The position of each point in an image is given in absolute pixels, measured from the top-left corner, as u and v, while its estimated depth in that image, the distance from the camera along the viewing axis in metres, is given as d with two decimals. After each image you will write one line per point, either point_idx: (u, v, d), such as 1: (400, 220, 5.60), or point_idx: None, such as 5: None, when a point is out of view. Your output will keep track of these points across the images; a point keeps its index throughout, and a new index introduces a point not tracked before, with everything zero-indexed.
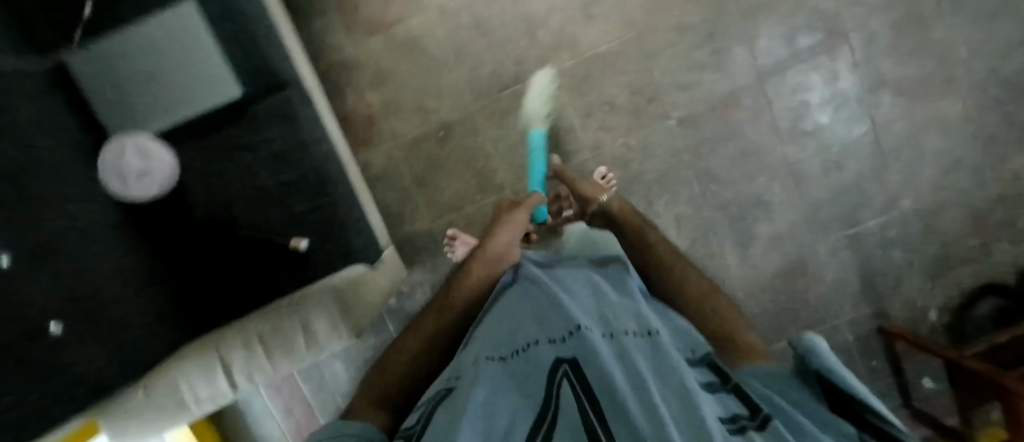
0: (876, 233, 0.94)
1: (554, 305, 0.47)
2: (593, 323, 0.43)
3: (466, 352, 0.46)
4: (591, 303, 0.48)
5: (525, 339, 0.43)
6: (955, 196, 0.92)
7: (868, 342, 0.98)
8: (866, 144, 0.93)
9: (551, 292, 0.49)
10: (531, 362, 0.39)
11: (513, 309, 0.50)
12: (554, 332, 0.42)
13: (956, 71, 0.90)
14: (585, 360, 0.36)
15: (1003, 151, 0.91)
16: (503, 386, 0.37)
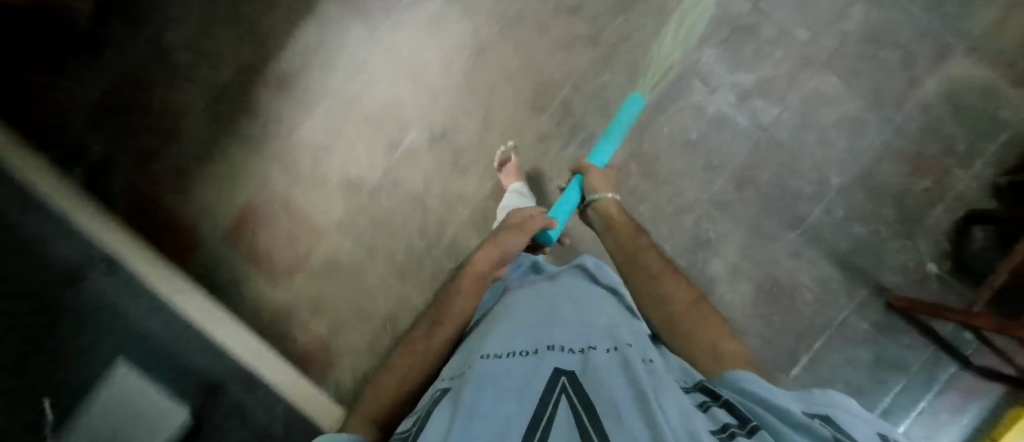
0: (826, 219, 0.91)
1: (562, 317, 0.48)
2: (597, 334, 0.44)
3: (462, 356, 0.47)
4: (594, 311, 0.49)
5: (523, 343, 0.43)
6: (878, 153, 0.89)
7: (890, 321, 0.90)
8: (766, 148, 0.91)
9: (551, 307, 0.50)
10: (529, 364, 0.39)
11: (513, 312, 0.50)
12: (557, 340, 0.43)
13: (806, 50, 0.90)
14: (587, 374, 0.36)
15: (899, 92, 0.88)
16: (501, 384, 0.37)
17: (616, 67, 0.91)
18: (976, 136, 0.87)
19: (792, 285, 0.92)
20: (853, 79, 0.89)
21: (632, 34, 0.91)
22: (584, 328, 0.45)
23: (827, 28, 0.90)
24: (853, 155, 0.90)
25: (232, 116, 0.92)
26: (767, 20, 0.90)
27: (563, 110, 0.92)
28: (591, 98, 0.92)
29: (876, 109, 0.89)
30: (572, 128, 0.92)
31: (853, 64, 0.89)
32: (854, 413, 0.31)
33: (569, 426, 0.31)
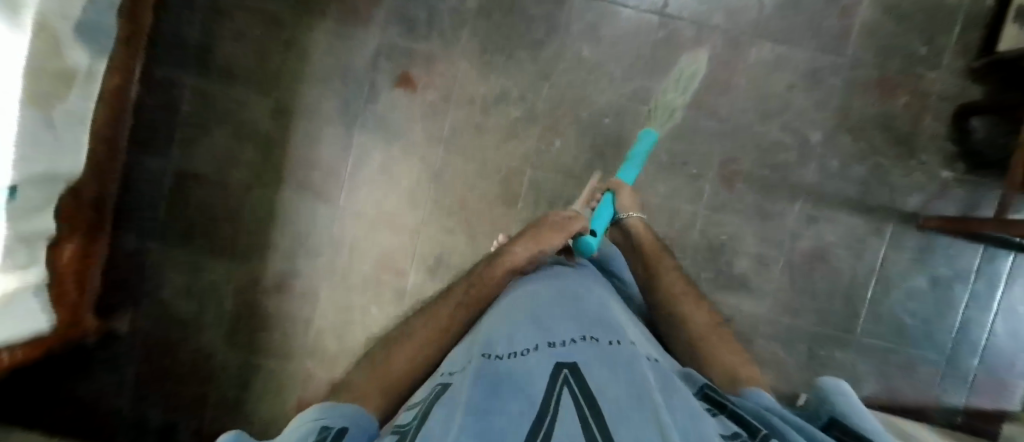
0: (825, 176, 0.89)
1: (576, 311, 0.54)
2: (601, 334, 0.48)
3: (460, 357, 0.49)
4: (595, 313, 0.53)
5: (522, 343, 0.46)
6: (846, 94, 0.87)
7: (931, 241, 0.88)
8: (738, 138, 0.90)
9: (549, 309, 0.54)
10: (529, 361, 0.41)
11: (514, 314, 0.53)
12: (557, 338, 0.46)
13: (732, 31, 0.88)
14: (593, 370, 0.39)
15: (838, 30, 0.87)
16: (503, 378, 0.38)
17: (564, 129, 0.91)
18: (933, 32, 0.86)
19: (821, 249, 0.89)
20: (790, 34, 0.88)
21: (565, 92, 0.90)
22: (589, 329, 0.49)
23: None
24: (822, 103, 0.88)
25: (249, 335, 0.95)
26: (684, 18, 0.88)
27: (533, 190, 0.93)
28: (555, 166, 0.92)
29: (826, 52, 0.87)
30: (549, 201, 0.92)
31: (785, 21, 0.87)
32: (859, 410, 0.38)
33: (576, 413, 0.31)
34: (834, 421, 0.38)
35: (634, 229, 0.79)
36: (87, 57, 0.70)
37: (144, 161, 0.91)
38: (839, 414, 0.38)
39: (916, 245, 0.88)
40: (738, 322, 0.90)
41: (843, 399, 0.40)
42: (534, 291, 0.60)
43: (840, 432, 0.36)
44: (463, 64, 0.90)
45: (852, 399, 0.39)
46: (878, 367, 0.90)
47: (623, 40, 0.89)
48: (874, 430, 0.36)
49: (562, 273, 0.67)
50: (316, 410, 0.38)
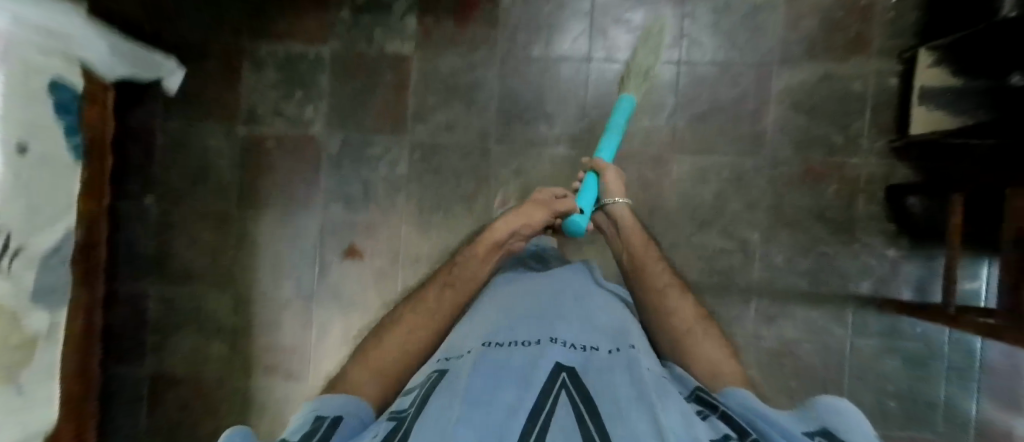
0: (772, 273, 0.89)
1: (579, 313, 0.54)
2: (602, 341, 0.47)
3: (462, 342, 0.50)
4: (603, 318, 0.54)
5: (525, 337, 0.46)
6: (774, 191, 0.88)
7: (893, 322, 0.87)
8: (679, 250, 0.90)
9: (554, 306, 0.55)
10: (530, 354, 0.42)
11: (516, 309, 0.55)
12: (560, 336, 0.46)
13: (651, 150, 0.90)
14: (590, 374, 0.38)
15: (753, 133, 0.88)
16: (502, 368, 0.39)
17: None
18: (845, 121, 0.86)
19: (786, 347, 0.89)
20: (706, 144, 0.89)
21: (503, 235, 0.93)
22: (590, 334, 0.49)
23: (654, 118, 0.90)
24: (752, 204, 0.89)
25: None
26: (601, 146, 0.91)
27: None
28: None
29: (745, 155, 0.89)
30: None
31: (699, 133, 0.89)
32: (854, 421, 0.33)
33: (570, 416, 0.30)
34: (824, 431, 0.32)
35: (621, 219, 0.78)
36: (46, 316, 0.74)
37: (118, 370, 0.95)
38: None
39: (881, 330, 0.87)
40: None
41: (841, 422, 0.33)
42: (534, 284, 0.64)
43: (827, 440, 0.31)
44: (402, 226, 0.94)
45: (846, 414, 0.34)
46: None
47: (548, 177, 0.92)
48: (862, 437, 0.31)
49: (562, 272, 0.69)
50: (314, 403, 0.42)
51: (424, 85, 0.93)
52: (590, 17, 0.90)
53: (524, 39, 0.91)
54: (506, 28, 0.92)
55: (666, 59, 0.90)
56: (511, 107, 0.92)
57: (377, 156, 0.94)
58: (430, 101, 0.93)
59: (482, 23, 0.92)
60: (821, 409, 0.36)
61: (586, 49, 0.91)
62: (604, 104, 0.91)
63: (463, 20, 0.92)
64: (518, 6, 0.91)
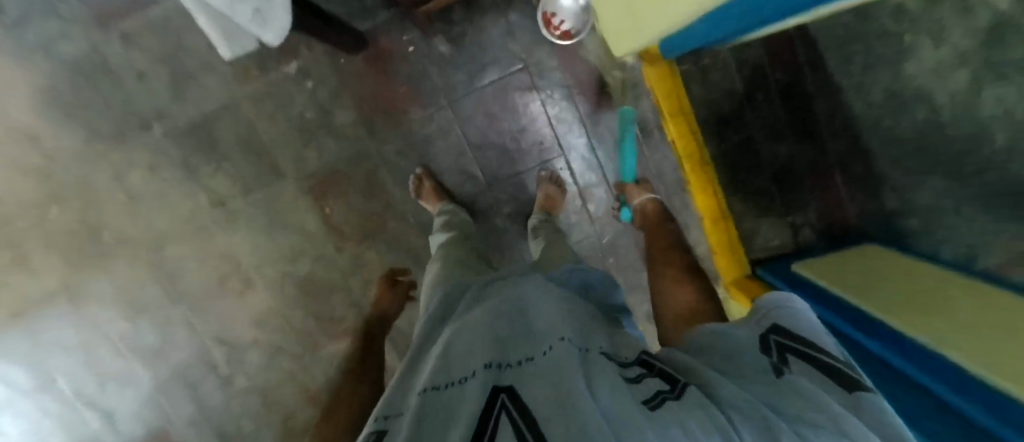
0: (219, 410, 0.99)
1: (503, 325, 0.39)
2: (541, 337, 0.36)
3: (400, 391, 0.36)
4: (539, 313, 0.41)
5: (461, 370, 0.34)
6: (280, 381, 0.98)
7: None
8: (183, 337, 0.96)
9: (494, 312, 0.42)
10: (461, 395, 0.30)
11: (457, 333, 0.40)
12: (492, 356, 0.34)
13: (249, 273, 0.93)
14: (535, 378, 0.30)
15: (313, 341, 0.96)
16: (435, 426, 0.28)
17: (64, 211, 0.89)
18: None
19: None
20: (285, 311, 0.95)
21: (78, 183, 0.88)
22: (513, 345, 0.37)
23: (273, 267, 0.93)
24: (254, 378, 0.98)
25: None
26: (219, 235, 0.90)
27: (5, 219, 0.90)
28: (32, 228, 0.90)
29: (296, 348, 0.97)
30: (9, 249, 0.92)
31: (288, 302, 0.94)
32: (813, 328, 0.32)
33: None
34: (764, 334, 0.35)
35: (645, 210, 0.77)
36: None
37: None
38: (854, 407, 0.24)
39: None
40: (76, 432, 1.01)
41: (790, 318, 0.35)
42: (471, 297, 0.49)
43: (778, 336, 0.34)
44: (17, 82, 0.84)
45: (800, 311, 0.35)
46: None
47: (169, 198, 0.88)
48: (824, 340, 0.31)
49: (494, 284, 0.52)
50: None
51: (156, 26, 0.81)
52: (321, 159, 0.87)
53: (266, 109, 0.85)
54: (267, 82, 0.84)
55: (323, 248, 0.92)
56: (199, 131, 0.85)
57: (59, 15, 0.81)
58: (146, 40, 0.82)
59: (254, 55, 0.83)
60: (786, 310, 0.36)
61: (293, 174, 0.88)
62: (259, 216, 0.90)
63: None
64: (293, 85, 0.84)
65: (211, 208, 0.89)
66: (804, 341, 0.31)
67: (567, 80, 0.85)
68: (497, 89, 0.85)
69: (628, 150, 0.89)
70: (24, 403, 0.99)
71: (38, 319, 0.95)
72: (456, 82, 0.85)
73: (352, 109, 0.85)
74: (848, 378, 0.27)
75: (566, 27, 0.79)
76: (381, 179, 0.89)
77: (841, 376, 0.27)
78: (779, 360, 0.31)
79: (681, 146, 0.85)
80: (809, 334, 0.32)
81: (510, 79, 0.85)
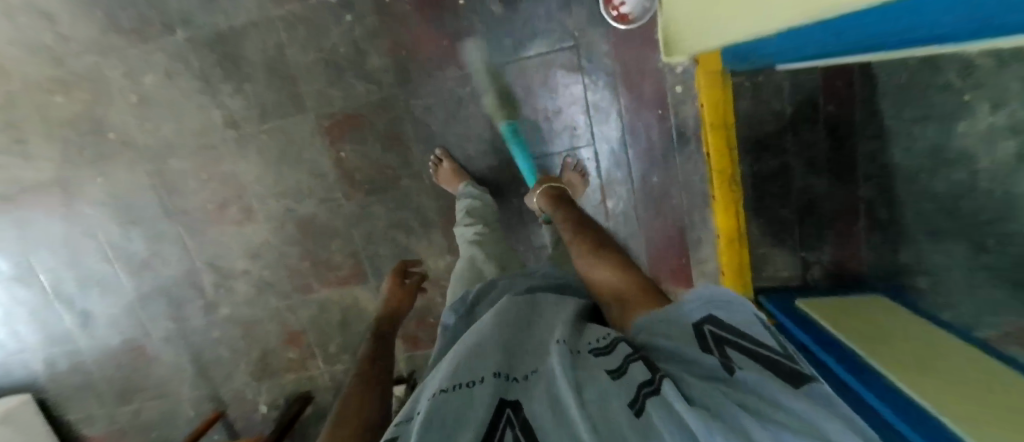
0: (201, 331, 1.00)
1: (515, 331, 0.41)
2: (546, 345, 0.37)
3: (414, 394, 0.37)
4: (544, 323, 0.42)
5: (471, 367, 0.35)
6: (265, 313, 0.98)
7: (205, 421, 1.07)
8: (175, 252, 0.94)
9: (501, 315, 0.43)
10: (472, 401, 0.31)
11: (467, 338, 0.41)
12: (498, 365, 0.35)
13: (250, 202, 0.90)
14: (540, 390, 0.31)
15: (305, 282, 0.95)
16: (449, 431, 0.29)
17: (69, 101, 0.86)
18: (346, 348, 1.00)
19: (144, 363, 1.03)
20: (280, 248, 0.93)
21: (89, 74, 0.84)
22: (520, 353, 0.38)
23: (276, 200, 0.90)
24: (238, 306, 0.97)
25: None
26: (226, 157, 0.87)
27: (10, 97, 0.86)
28: (33, 112, 0.87)
29: (286, 285, 0.96)
30: (5, 128, 0.88)
31: (285, 239, 0.92)
32: (747, 321, 0.32)
33: None
34: (695, 326, 0.35)
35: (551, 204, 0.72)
36: None
37: None
38: (804, 400, 0.24)
39: (192, 420, 1.06)
40: (55, 323, 1.01)
41: (727, 309, 0.34)
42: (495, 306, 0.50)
43: (713, 327, 0.33)
44: None
45: (732, 302, 0.35)
46: (92, 434, 1.08)
47: (180, 108, 0.84)
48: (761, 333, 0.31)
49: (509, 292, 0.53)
50: None
51: None
52: (346, 100, 0.84)
53: (298, 35, 0.80)
54: (303, 5, 0.79)
55: (331, 191, 0.89)
56: (223, 44, 0.81)
57: None
58: None
59: None
60: (717, 301, 0.35)
61: (313, 109, 0.84)
62: (271, 146, 0.86)
63: None
64: (331, 15, 0.79)
65: (223, 128, 0.85)
66: (742, 336, 0.32)
67: (614, 69, 0.81)
68: (541, 64, 0.82)
69: (660, 155, 0.86)
70: (9, 286, 0.99)
71: (26, 205, 0.93)
72: (500, 47, 0.81)
73: (388, 53, 0.81)
74: (795, 372, 0.27)
75: (625, 10, 0.76)
76: (403, 133, 0.86)
77: (790, 373, 0.27)
78: (722, 355, 0.30)
79: (716, 161, 0.80)
80: (743, 326, 0.32)
81: (555, 55, 0.81)
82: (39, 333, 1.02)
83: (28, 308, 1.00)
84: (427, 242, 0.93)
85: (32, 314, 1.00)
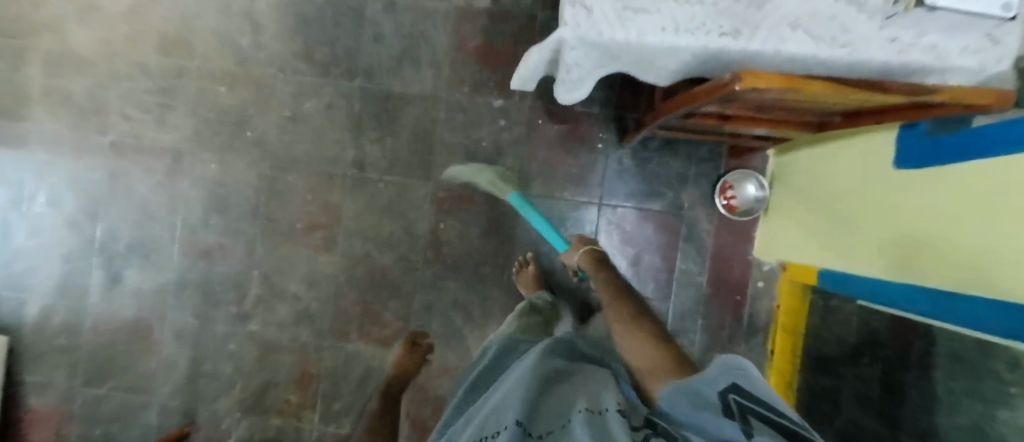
0: (218, 337, 0.95)
1: (549, 388, 0.36)
2: (573, 404, 0.31)
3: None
4: (580, 381, 0.36)
5: (498, 426, 0.33)
6: (290, 343, 0.94)
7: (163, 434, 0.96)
8: (240, 253, 0.94)
9: (536, 369, 0.39)
10: None
11: (506, 388, 0.39)
12: (524, 417, 0.32)
13: (337, 235, 0.93)
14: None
15: (346, 327, 0.93)
16: None
17: (231, 93, 0.94)
18: (350, 410, 0.93)
19: (140, 348, 0.96)
20: (340, 286, 0.93)
21: (262, 81, 0.93)
22: (546, 411, 0.33)
23: (362, 242, 0.93)
24: (270, 326, 0.94)
25: None
26: (338, 189, 0.93)
27: (181, 71, 0.95)
28: (193, 89, 0.95)
29: (326, 324, 0.93)
30: (158, 92, 0.95)
31: (350, 280, 0.93)
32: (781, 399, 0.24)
33: None
34: (715, 396, 0.26)
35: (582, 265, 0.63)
36: None
37: None
38: None
39: (151, 428, 0.96)
40: (84, 275, 0.97)
41: (753, 379, 0.26)
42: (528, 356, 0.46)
43: (739, 398, 0.25)
44: None
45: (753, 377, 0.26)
46: (37, 403, 0.97)
47: (322, 136, 0.92)
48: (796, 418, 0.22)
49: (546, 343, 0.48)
50: None
51: (416, 10, 0.90)
52: (466, 181, 0.90)
53: (454, 119, 0.90)
54: (469, 99, 0.90)
55: (415, 253, 0.92)
56: (387, 103, 0.91)
57: None
58: (403, 16, 0.90)
59: (475, 75, 0.89)
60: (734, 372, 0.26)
61: (435, 180, 0.91)
62: (382, 195, 0.92)
63: (482, 55, 0.89)
64: (488, 114, 0.90)
65: (349, 165, 0.92)
66: (775, 411, 0.23)
67: (707, 244, 0.89)
68: (647, 216, 0.89)
69: (724, 333, 0.90)
70: (65, 223, 0.98)
71: (134, 160, 0.96)
72: (618, 190, 0.89)
73: (521, 160, 0.90)
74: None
75: (733, 202, 0.85)
76: (504, 227, 0.91)
77: None
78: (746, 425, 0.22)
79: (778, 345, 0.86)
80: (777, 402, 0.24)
81: (662, 214, 0.89)
82: (59, 277, 0.98)
83: (67, 251, 0.97)
84: (479, 333, 0.92)
85: (67, 257, 0.98)
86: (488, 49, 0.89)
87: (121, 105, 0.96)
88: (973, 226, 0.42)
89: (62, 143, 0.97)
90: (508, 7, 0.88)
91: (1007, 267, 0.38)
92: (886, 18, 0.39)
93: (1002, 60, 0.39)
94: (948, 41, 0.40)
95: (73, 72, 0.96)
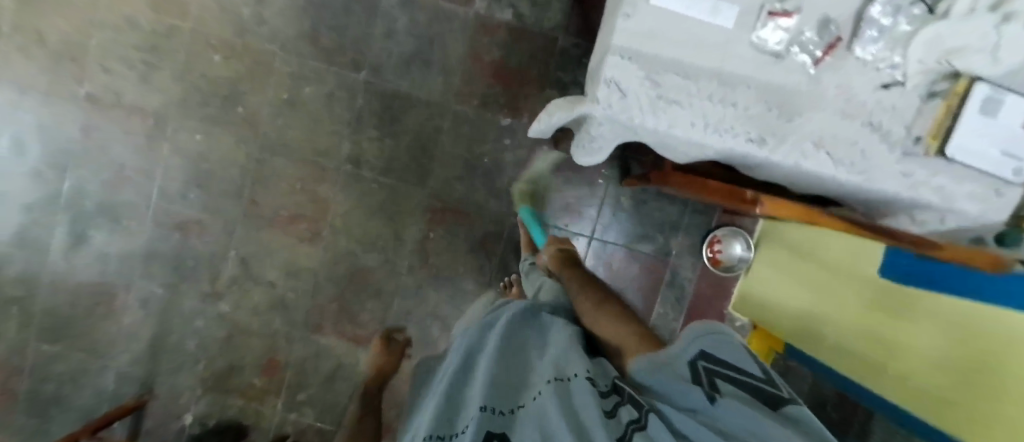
0: (185, 313, 0.92)
1: (508, 367, 0.37)
2: (535, 380, 0.34)
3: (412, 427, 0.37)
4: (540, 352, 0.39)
5: (462, 420, 0.33)
6: (261, 330, 0.92)
7: (118, 402, 0.94)
8: (218, 232, 0.91)
9: (494, 345, 0.39)
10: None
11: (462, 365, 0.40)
12: (490, 397, 0.33)
13: (322, 229, 0.91)
14: (527, 426, 0.29)
15: (320, 322, 0.92)
16: None
17: (225, 63, 0.88)
18: (314, 403, 0.93)
19: (100, 314, 0.93)
20: (319, 280, 0.92)
21: (261, 56, 0.88)
22: (508, 387, 0.35)
23: (347, 239, 0.91)
24: (241, 309, 0.92)
25: None
26: (329, 183, 0.90)
27: (174, 31, 0.88)
28: (184, 52, 0.88)
29: (300, 315, 0.92)
30: (145, 48, 0.89)
31: (330, 275, 0.92)
32: (732, 351, 0.30)
33: None
34: (691, 368, 0.30)
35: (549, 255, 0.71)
36: None
37: None
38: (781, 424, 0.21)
39: (105, 395, 0.94)
40: (44, 230, 0.92)
41: (716, 340, 0.31)
42: (479, 323, 0.47)
43: (709, 366, 0.29)
44: None
45: (717, 337, 0.31)
46: None
47: (319, 126, 0.89)
48: (744, 366, 0.29)
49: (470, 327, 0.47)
50: None
51: (435, 10, 0.86)
52: (463, 196, 0.90)
53: (458, 131, 0.88)
54: (477, 113, 0.88)
55: (400, 259, 0.91)
56: (393, 102, 0.88)
57: None
58: (420, 14, 0.86)
59: (487, 90, 0.87)
60: (705, 335, 0.31)
61: (430, 189, 0.90)
62: (374, 196, 0.90)
63: (497, 70, 0.87)
64: (494, 131, 0.88)
65: (344, 160, 0.89)
66: (734, 368, 0.29)
67: (687, 292, 0.91)
68: (635, 256, 0.90)
69: None
70: (27, 172, 0.92)
71: (109, 116, 0.90)
72: (611, 227, 0.90)
73: (520, 183, 0.89)
74: (775, 399, 0.25)
75: (720, 256, 0.87)
76: (493, 246, 0.91)
77: (765, 395, 0.26)
78: (710, 389, 0.27)
79: None
80: (732, 355, 0.30)
81: (649, 257, 0.90)
82: (17, 229, 0.92)
83: (28, 202, 0.92)
84: None
85: (27, 208, 0.92)
86: (504, 66, 0.87)
87: (102, 56, 0.89)
88: (934, 354, 0.47)
89: (32, 86, 0.90)
90: (530, 26, 0.86)
91: (981, 403, 0.40)
92: (904, 155, 0.41)
93: (998, 213, 0.41)
94: (956, 185, 0.41)
95: (50, 10, 0.88)
